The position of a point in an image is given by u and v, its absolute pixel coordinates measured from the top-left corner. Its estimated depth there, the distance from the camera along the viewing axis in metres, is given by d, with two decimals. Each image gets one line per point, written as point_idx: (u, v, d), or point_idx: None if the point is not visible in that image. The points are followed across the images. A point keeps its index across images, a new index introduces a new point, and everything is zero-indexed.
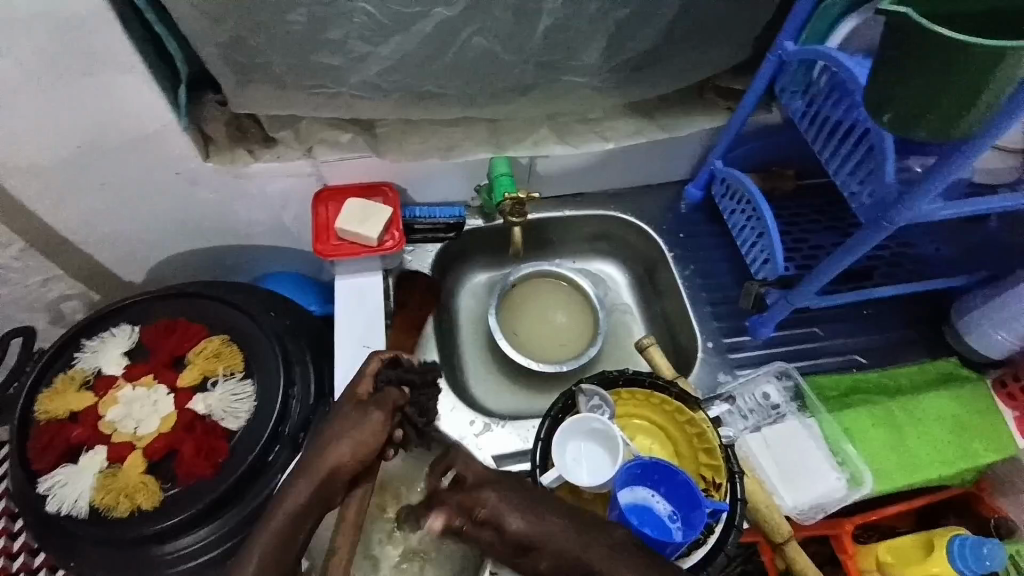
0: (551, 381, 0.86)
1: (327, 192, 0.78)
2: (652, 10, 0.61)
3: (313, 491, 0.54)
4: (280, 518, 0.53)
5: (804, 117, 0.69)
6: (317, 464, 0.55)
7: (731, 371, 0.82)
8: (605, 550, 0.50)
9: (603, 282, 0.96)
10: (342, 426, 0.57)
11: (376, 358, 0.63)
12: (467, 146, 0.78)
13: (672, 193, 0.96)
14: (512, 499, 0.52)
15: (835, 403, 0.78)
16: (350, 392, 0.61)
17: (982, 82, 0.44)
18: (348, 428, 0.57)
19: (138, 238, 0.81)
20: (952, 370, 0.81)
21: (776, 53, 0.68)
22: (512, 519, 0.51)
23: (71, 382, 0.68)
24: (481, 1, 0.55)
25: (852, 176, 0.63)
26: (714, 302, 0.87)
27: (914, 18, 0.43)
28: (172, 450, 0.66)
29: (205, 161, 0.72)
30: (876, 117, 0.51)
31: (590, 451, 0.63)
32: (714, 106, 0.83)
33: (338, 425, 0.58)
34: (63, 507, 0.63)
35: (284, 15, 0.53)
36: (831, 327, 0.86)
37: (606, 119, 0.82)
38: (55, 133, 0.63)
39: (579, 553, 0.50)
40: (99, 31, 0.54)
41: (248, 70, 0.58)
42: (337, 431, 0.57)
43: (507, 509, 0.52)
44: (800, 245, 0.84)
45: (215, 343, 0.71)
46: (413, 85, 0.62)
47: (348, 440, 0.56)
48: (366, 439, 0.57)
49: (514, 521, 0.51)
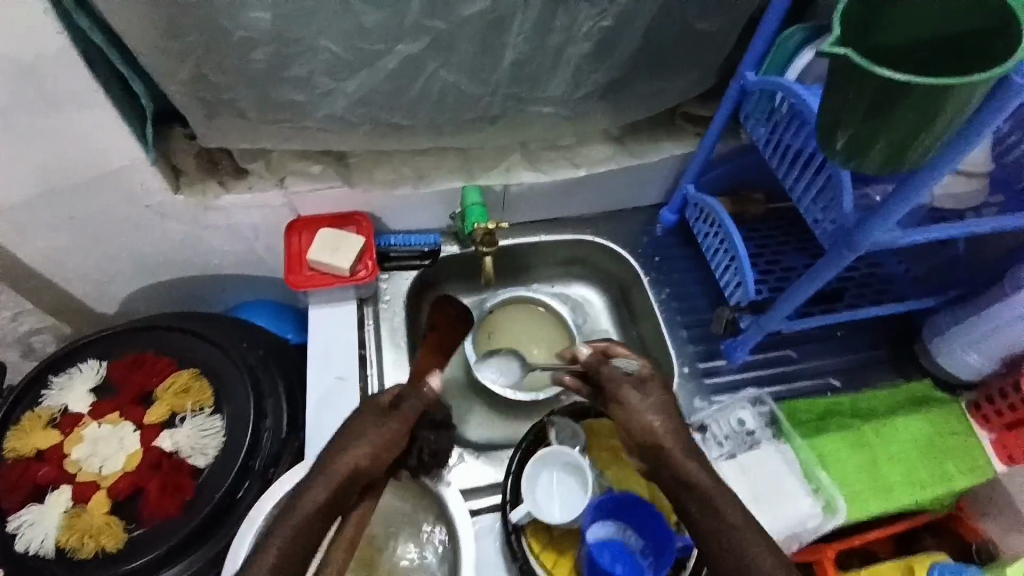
0: (529, 410, 0.85)
1: (301, 223, 0.78)
2: (613, 43, 0.62)
3: (339, 481, 0.55)
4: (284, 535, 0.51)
5: (768, 145, 0.70)
6: (335, 467, 0.56)
7: (706, 396, 0.83)
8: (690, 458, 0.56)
9: (581, 306, 0.96)
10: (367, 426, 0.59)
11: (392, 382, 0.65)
12: (439, 176, 0.79)
13: (646, 216, 0.97)
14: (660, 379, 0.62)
15: (810, 426, 0.78)
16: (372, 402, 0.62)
17: (926, 120, 0.44)
18: (372, 429, 0.59)
19: (109, 271, 0.80)
20: (926, 393, 0.82)
21: (739, 82, 0.70)
22: (653, 393, 0.60)
23: (37, 420, 0.67)
24: (444, 38, 0.56)
25: (815, 203, 0.64)
26: (688, 326, 0.88)
27: (857, 61, 0.43)
28: (138, 489, 0.65)
29: (175, 194, 0.71)
30: (830, 144, 0.51)
31: (564, 486, 0.62)
32: (683, 132, 0.85)
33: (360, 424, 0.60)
34: (29, 548, 0.61)
35: (246, 54, 0.53)
36: (804, 350, 0.87)
37: (579, 145, 0.83)
38: (22, 170, 0.62)
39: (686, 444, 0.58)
40: (59, 70, 0.54)
41: (214, 106, 0.59)
42: (363, 430, 0.59)
43: (655, 388, 0.60)
44: (773, 267, 0.84)
45: (185, 377, 0.70)
46: (381, 117, 0.62)
47: (361, 447, 0.57)
48: (386, 442, 0.59)
49: (657, 393, 0.60)
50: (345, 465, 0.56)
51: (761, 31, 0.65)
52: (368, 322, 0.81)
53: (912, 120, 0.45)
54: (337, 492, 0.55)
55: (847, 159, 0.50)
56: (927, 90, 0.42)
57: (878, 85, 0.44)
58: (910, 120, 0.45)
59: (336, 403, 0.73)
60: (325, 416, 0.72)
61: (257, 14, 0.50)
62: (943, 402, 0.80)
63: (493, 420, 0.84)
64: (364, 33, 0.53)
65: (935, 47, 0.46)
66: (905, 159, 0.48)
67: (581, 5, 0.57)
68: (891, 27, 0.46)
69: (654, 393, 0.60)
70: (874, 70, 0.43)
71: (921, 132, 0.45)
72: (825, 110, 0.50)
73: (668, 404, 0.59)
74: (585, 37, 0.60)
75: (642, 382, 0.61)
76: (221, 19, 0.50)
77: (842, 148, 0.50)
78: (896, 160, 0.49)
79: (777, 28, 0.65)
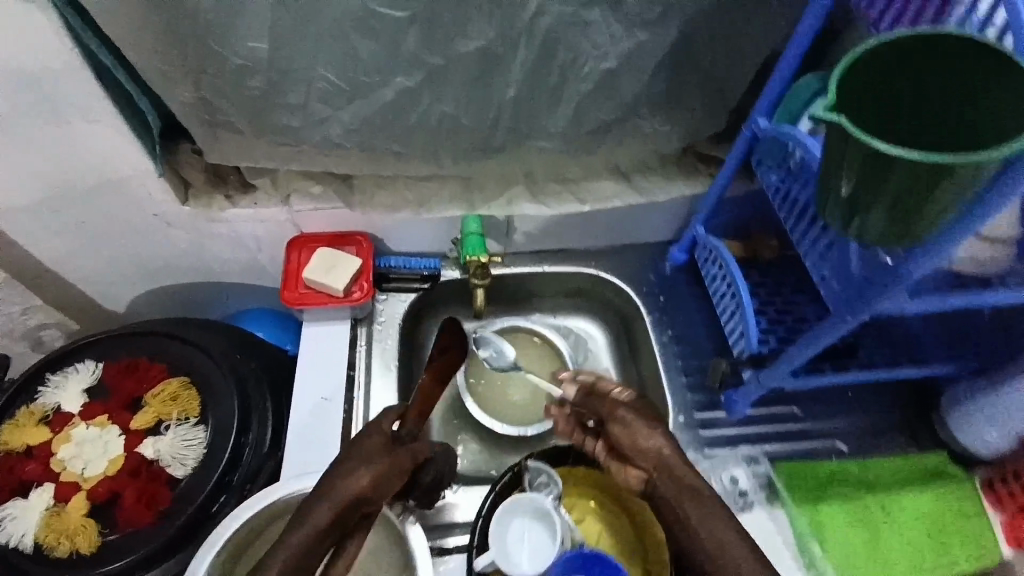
0: (516, 446, 0.83)
1: (302, 240, 0.80)
2: (613, 84, 0.62)
3: (346, 496, 0.52)
4: (286, 554, 0.48)
5: (777, 193, 0.67)
6: (339, 489, 0.52)
7: (700, 448, 0.79)
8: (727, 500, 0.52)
9: (582, 340, 0.94)
10: (362, 441, 0.57)
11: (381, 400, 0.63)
12: (440, 202, 0.79)
13: (654, 253, 0.94)
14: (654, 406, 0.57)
15: (811, 492, 0.75)
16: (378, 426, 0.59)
17: (927, 193, 0.42)
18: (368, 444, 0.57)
19: (118, 273, 0.83)
20: (940, 465, 0.78)
21: (750, 127, 0.68)
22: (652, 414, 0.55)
23: (30, 416, 0.69)
24: (439, 72, 0.57)
25: (822, 258, 0.61)
26: (688, 371, 0.85)
27: (853, 133, 0.41)
28: (116, 494, 0.66)
29: (182, 205, 0.73)
30: (836, 188, 0.48)
31: (535, 534, 0.60)
32: (695, 172, 0.83)
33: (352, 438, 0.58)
34: (9, 541, 0.63)
35: (242, 80, 0.55)
36: (810, 407, 0.83)
37: (584, 180, 0.82)
38: (35, 173, 0.65)
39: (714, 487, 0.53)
40: (69, 81, 0.57)
41: (211, 128, 0.61)
42: (354, 444, 0.56)
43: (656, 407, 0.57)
44: (784, 315, 0.78)
45: (174, 385, 0.71)
46: (375, 144, 0.64)
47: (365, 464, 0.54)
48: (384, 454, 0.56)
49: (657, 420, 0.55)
50: (351, 485, 0.53)
51: (775, 77, 0.63)
52: (361, 343, 0.81)
53: (911, 193, 0.43)
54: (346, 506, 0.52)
55: (852, 209, 0.48)
56: (923, 164, 0.41)
57: (878, 156, 0.42)
58: (918, 181, 0.42)
59: (319, 423, 0.74)
60: (306, 436, 0.73)
61: (254, 43, 0.52)
62: (954, 477, 0.76)
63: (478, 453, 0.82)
64: (359, 63, 0.55)
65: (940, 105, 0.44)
66: (913, 223, 0.45)
67: (583, 46, 0.57)
68: (886, 96, 0.45)
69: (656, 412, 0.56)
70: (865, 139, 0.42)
71: (931, 195, 0.42)
72: (828, 162, 0.48)
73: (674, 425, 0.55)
74: (586, 77, 0.60)
75: (634, 401, 0.56)
76: (210, 42, 0.52)
77: (848, 195, 0.47)
78: (898, 231, 0.47)
79: (790, 76, 0.63)
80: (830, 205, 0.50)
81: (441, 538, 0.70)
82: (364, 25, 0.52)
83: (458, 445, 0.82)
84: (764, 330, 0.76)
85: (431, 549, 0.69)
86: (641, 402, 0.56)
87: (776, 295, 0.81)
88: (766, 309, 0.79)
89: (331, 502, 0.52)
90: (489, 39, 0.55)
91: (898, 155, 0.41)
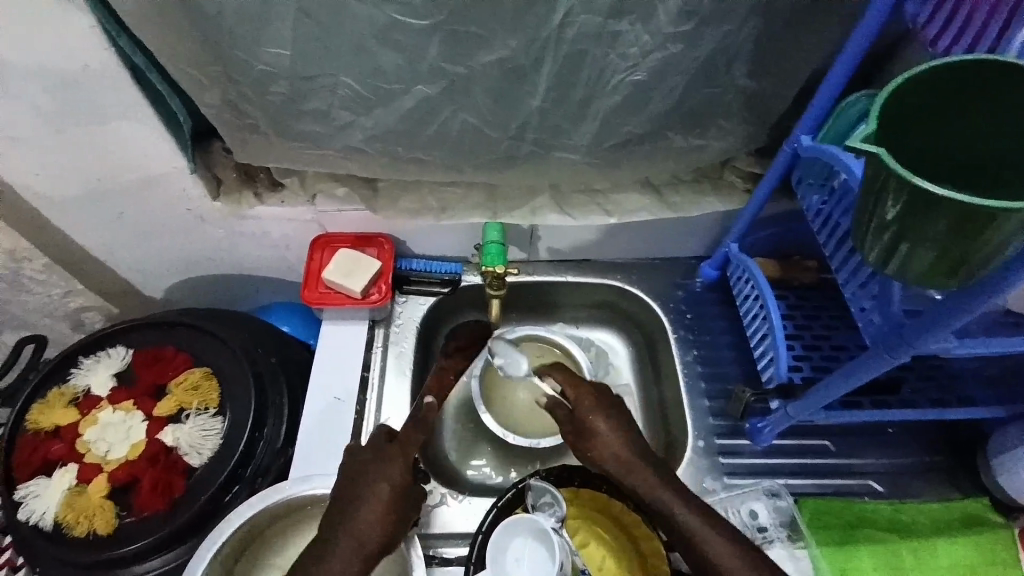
0: (528, 458, 0.81)
1: (324, 240, 0.81)
2: (641, 99, 0.63)
3: (366, 528, 0.55)
4: None
5: (817, 215, 0.63)
6: (354, 529, 0.55)
7: (719, 477, 0.75)
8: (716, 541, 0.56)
9: (603, 353, 0.91)
10: (371, 471, 0.59)
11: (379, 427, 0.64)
12: (463, 209, 0.79)
13: (684, 268, 0.91)
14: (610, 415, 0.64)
15: (836, 533, 0.71)
16: (378, 447, 0.61)
17: (976, 235, 0.39)
18: (377, 473, 0.58)
19: (153, 264, 0.86)
20: (980, 512, 0.72)
21: (792, 144, 0.64)
22: (599, 422, 0.64)
23: (61, 397, 0.72)
24: (460, 83, 0.60)
25: (862, 290, 0.56)
26: (711, 395, 0.81)
27: (890, 164, 0.40)
28: (134, 478, 0.68)
29: (214, 200, 0.75)
30: (880, 210, 0.44)
31: (534, 556, 0.58)
32: (732, 188, 0.78)
33: (358, 467, 0.59)
34: (31, 518, 0.66)
35: (266, 85, 0.59)
36: (843, 441, 0.78)
37: (612, 191, 0.79)
38: (76, 168, 0.68)
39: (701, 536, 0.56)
40: (110, 85, 0.59)
41: (245, 130, 0.66)
42: (365, 476, 0.58)
43: (603, 415, 0.64)
44: (819, 341, 0.74)
45: (196, 375, 0.73)
46: (396, 151, 0.68)
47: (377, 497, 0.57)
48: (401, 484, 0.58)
49: (600, 424, 0.64)
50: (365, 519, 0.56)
51: (822, 92, 0.59)
52: (377, 344, 0.82)
53: (956, 235, 0.40)
54: (366, 540, 0.55)
55: (897, 236, 0.43)
56: (970, 207, 0.38)
57: (919, 191, 0.39)
58: (968, 217, 0.38)
59: (330, 423, 0.74)
60: (317, 435, 0.73)
61: (277, 50, 0.55)
62: (995, 526, 0.71)
63: (488, 462, 0.81)
64: (382, 73, 0.58)
65: (973, 129, 0.45)
66: (964, 262, 0.41)
67: (610, 58, 0.58)
68: (913, 118, 0.44)
69: (602, 418, 0.64)
70: (907, 175, 0.39)
71: (981, 233, 0.39)
72: (866, 190, 0.45)
73: (623, 428, 0.64)
74: (613, 90, 0.61)
75: (578, 410, 0.65)
76: (238, 52, 0.56)
77: (892, 220, 0.43)
78: (944, 272, 0.43)
79: (839, 92, 0.59)
80: (871, 230, 0.46)
81: (444, 547, 0.70)
82: (386, 38, 0.55)
83: (467, 453, 0.81)
84: (796, 356, 0.72)
85: (432, 559, 0.69)
86: (585, 412, 0.65)
87: (812, 320, 0.76)
88: (801, 336, 0.74)
89: (351, 538, 0.55)
90: (511, 49, 0.57)
91: (943, 194, 0.38)
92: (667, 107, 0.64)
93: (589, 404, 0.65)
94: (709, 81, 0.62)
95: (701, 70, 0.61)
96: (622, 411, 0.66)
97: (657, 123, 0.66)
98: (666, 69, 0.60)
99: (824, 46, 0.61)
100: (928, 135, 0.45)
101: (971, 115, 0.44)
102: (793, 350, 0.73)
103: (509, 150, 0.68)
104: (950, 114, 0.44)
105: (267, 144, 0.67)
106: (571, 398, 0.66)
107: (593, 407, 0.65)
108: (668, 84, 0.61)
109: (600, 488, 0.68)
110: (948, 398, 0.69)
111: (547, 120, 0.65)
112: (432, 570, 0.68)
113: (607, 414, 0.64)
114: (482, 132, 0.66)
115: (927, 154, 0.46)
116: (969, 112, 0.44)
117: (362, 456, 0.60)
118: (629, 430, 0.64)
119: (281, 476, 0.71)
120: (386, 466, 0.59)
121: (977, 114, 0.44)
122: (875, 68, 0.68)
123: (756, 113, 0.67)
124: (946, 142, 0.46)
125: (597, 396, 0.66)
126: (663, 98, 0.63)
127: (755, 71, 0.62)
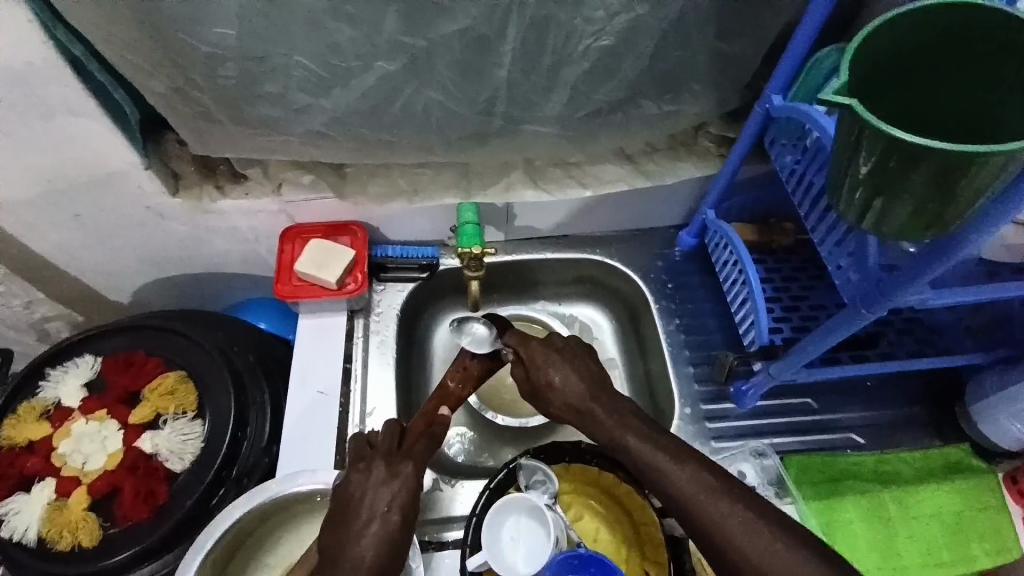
0: (519, 437, 0.81)
1: (295, 232, 0.79)
2: (610, 67, 0.61)
3: (375, 556, 0.51)
4: None
5: (791, 175, 0.63)
6: (351, 551, 0.51)
7: (707, 441, 0.76)
8: (724, 505, 0.52)
9: (588, 328, 0.91)
10: (379, 493, 0.54)
11: (388, 431, 0.61)
12: (436, 191, 0.78)
13: (663, 238, 0.90)
14: (577, 380, 0.63)
15: (823, 487, 0.73)
16: (385, 449, 0.58)
17: (951, 185, 0.39)
18: (389, 494, 0.54)
19: (115, 267, 0.82)
20: (961, 459, 0.75)
21: (763, 105, 0.63)
22: (553, 376, 0.63)
23: (32, 411, 0.69)
24: (423, 59, 0.58)
25: (839, 248, 0.56)
26: (696, 362, 0.81)
27: (866, 117, 0.39)
28: (115, 488, 0.66)
29: (173, 197, 0.72)
30: (855, 164, 0.43)
31: (528, 534, 0.61)
32: (706, 153, 0.78)
33: (367, 485, 0.54)
34: (13, 535, 0.64)
35: (216, 69, 0.56)
36: (827, 400, 0.79)
37: (587, 164, 0.79)
38: (25, 170, 0.64)
39: (701, 496, 0.53)
40: (51, 78, 0.56)
41: (197, 119, 0.63)
42: (372, 497, 0.53)
43: (555, 367, 0.63)
44: (798, 303, 0.74)
45: (171, 380, 0.70)
46: (362, 134, 0.65)
47: (393, 500, 0.53)
48: (409, 508, 0.54)
49: (556, 378, 0.63)
50: (366, 542, 0.51)
51: (792, 49, 0.58)
52: (358, 335, 0.81)
53: (931, 188, 0.40)
54: (376, 566, 0.51)
55: (873, 190, 0.43)
56: (948, 156, 0.37)
57: (892, 143, 0.39)
58: (943, 166, 0.38)
59: (316, 415, 0.74)
60: (304, 429, 0.73)
61: (222, 30, 0.53)
62: (975, 471, 0.74)
63: (480, 444, 0.81)
64: (338, 51, 0.56)
65: (943, 82, 0.45)
66: (943, 213, 0.41)
67: (576, 23, 0.56)
68: (885, 71, 0.44)
69: (555, 372, 0.63)
70: (879, 125, 0.38)
71: (957, 182, 0.39)
72: (839, 145, 0.44)
73: (579, 379, 0.63)
74: (581, 57, 0.60)
75: (532, 369, 0.64)
76: (183, 35, 0.53)
77: (866, 175, 0.42)
78: (920, 226, 0.43)
79: (812, 45, 0.58)
80: (845, 187, 0.45)
81: (441, 532, 0.70)
82: (340, 12, 0.52)
83: (455, 439, 0.81)
84: (776, 318, 0.73)
85: (431, 543, 0.69)
86: (538, 370, 0.64)
87: (791, 281, 0.77)
88: (780, 297, 0.75)
89: (358, 566, 0.50)
90: (472, 19, 0.55)
91: (919, 146, 0.38)
92: (638, 72, 0.63)
93: (540, 361, 0.64)
94: (679, 43, 0.61)
95: (670, 31, 0.59)
96: (576, 358, 0.65)
97: (628, 90, 0.65)
98: (634, 32, 0.58)
99: (791, 2, 0.60)
100: (900, 94, 0.46)
101: (935, 73, 0.45)
102: (773, 311, 0.73)
103: (479, 127, 0.66)
104: (923, 66, 0.44)
105: (223, 133, 0.65)
106: (524, 356, 0.65)
107: (545, 363, 0.64)
108: (636, 49, 0.60)
109: (590, 462, 0.68)
110: (928, 348, 0.70)
111: (517, 92, 0.63)
112: (429, 555, 0.68)
113: (559, 367, 0.63)
114: (448, 109, 0.64)
115: (901, 112, 0.46)
116: (936, 69, 0.45)
117: (370, 475, 0.55)
118: (586, 380, 0.63)
119: (267, 475, 0.71)
120: (397, 487, 0.54)
121: (957, 70, 0.44)
122: (842, 23, 0.68)
123: (729, 73, 0.66)
124: (913, 95, 0.46)
125: (545, 350, 0.65)
126: (633, 63, 0.62)
127: (721, 31, 0.61)
